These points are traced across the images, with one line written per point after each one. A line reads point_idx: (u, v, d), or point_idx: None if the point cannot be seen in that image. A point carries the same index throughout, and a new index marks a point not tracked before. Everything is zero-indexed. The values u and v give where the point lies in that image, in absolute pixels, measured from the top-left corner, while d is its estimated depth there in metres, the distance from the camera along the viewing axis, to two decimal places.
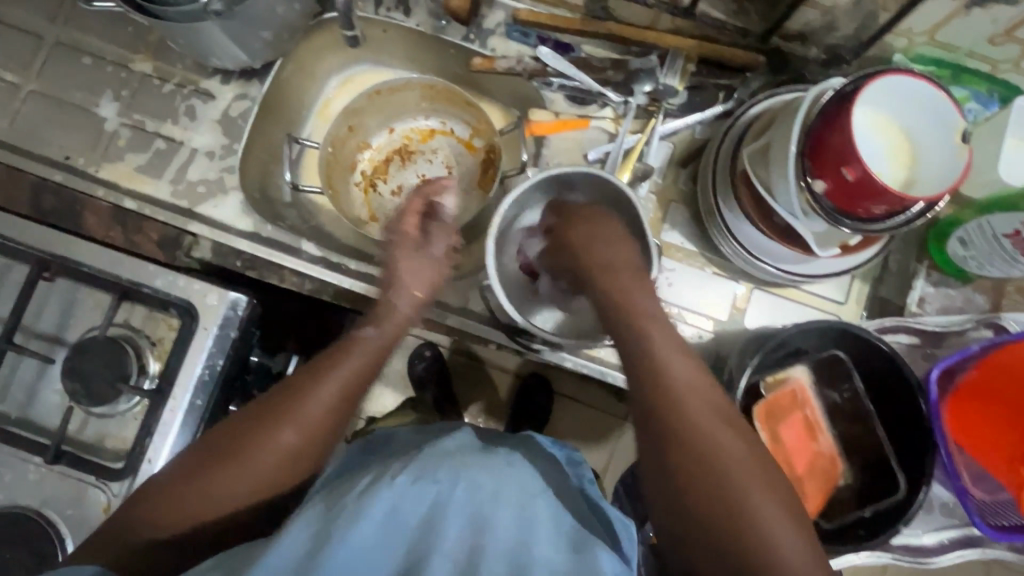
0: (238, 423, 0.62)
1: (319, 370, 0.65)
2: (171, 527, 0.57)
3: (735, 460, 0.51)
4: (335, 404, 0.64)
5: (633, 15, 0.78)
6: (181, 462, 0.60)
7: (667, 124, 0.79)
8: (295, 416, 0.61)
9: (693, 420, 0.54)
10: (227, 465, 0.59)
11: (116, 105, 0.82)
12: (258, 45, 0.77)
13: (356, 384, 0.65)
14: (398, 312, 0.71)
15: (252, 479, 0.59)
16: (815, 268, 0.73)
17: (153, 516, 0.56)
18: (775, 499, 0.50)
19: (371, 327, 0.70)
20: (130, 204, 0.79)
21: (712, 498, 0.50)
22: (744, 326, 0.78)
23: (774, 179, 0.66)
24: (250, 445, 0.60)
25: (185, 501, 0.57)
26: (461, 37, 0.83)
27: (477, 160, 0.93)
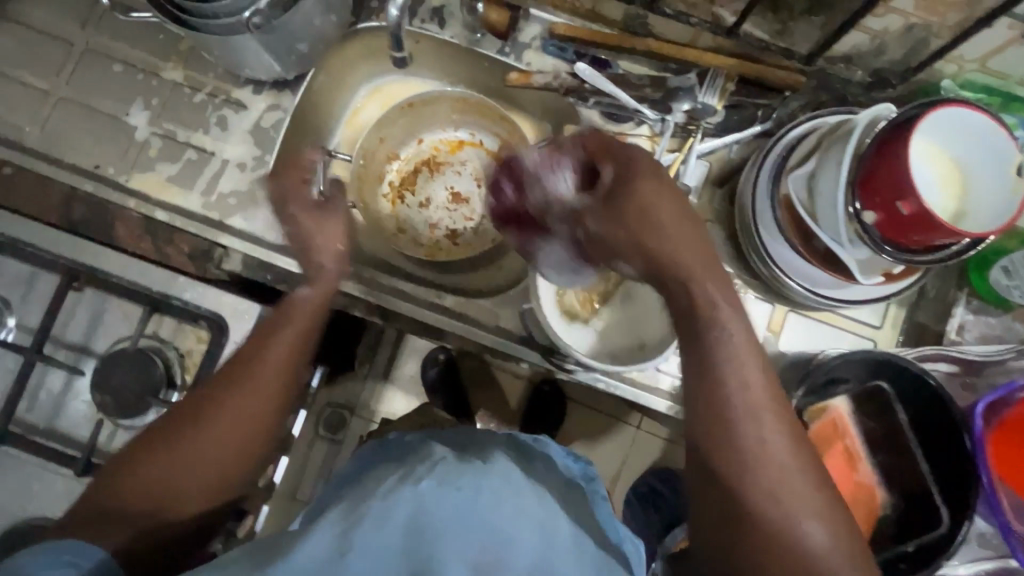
0: (197, 393, 0.65)
1: (263, 335, 0.67)
2: (150, 493, 0.61)
3: (734, 447, 0.54)
4: (283, 366, 0.67)
5: (672, 32, 0.77)
6: (145, 435, 0.63)
7: (706, 143, 0.78)
8: (248, 382, 0.65)
9: (701, 412, 0.57)
10: (192, 432, 0.63)
11: (147, 114, 0.82)
12: (295, 57, 0.77)
13: (303, 343, 0.69)
14: (325, 271, 0.71)
15: (219, 440, 0.63)
16: (854, 292, 0.72)
17: (132, 486, 0.61)
18: (750, 477, 0.53)
19: (308, 287, 0.71)
20: (161, 215, 0.78)
21: (716, 484, 0.55)
22: (778, 349, 0.77)
23: (819, 205, 0.65)
24: (212, 411, 0.64)
25: (161, 470, 0.61)
26: (497, 51, 0.82)
27: None
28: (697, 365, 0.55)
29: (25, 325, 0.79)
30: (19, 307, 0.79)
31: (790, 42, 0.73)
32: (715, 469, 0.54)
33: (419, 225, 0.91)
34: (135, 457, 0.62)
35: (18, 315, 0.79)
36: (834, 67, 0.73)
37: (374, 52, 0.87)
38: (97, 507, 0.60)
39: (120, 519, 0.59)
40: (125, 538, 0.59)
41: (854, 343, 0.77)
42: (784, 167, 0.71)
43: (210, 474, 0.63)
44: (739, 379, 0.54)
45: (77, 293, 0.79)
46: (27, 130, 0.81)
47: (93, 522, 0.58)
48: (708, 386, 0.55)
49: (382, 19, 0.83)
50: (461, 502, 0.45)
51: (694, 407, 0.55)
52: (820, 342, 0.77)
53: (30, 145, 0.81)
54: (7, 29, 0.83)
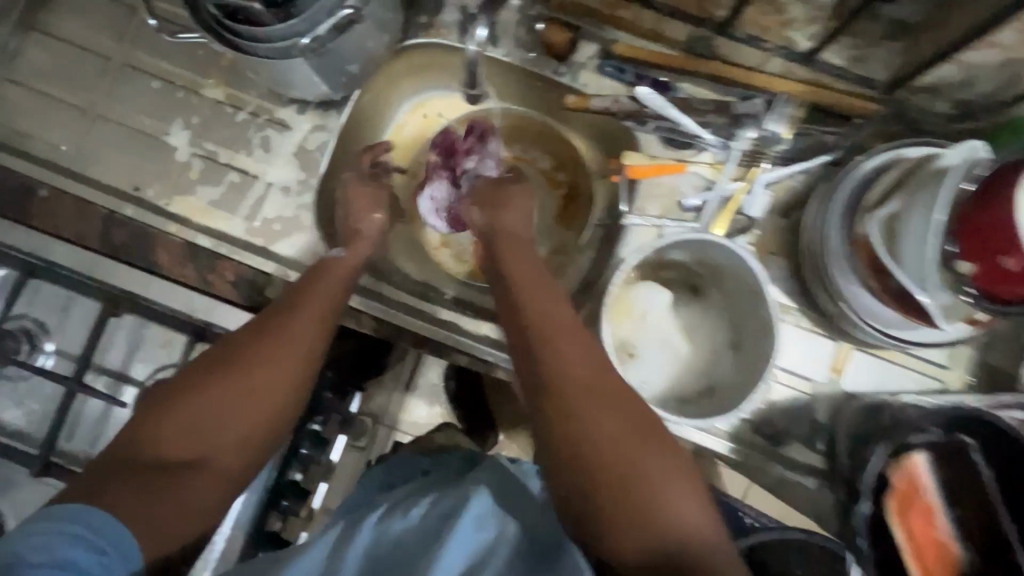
0: (225, 344, 0.60)
1: (297, 295, 0.64)
2: (173, 449, 0.53)
3: (569, 380, 0.50)
4: (317, 327, 0.63)
5: (741, 56, 0.75)
6: (165, 391, 0.56)
7: (772, 172, 0.75)
8: (282, 336, 0.60)
9: (558, 344, 0.52)
10: (224, 378, 0.57)
11: (187, 134, 0.78)
12: (344, 78, 0.74)
13: (338, 298, 0.66)
14: (365, 238, 0.72)
15: (250, 391, 0.57)
16: (930, 334, 0.68)
17: (154, 441, 0.53)
18: (605, 426, 0.48)
19: (342, 249, 0.71)
20: (205, 241, 0.76)
21: (575, 422, 0.49)
22: (844, 389, 0.74)
23: (903, 248, 0.62)
24: (248, 360, 0.58)
25: (185, 422, 0.54)
26: (551, 70, 0.78)
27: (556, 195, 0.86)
28: (549, 343, 0.52)
29: (63, 350, 0.74)
30: (56, 332, 0.74)
31: (866, 70, 0.72)
32: (584, 461, 0.47)
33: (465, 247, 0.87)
34: (157, 410, 0.55)
35: (56, 339, 0.74)
36: (916, 98, 0.71)
37: (419, 67, 0.83)
38: (110, 468, 0.51)
39: (137, 477, 0.50)
40: (143, 503, 0.49)
41: (919, 383, 0.74)
42: (859, 203, 0.68)
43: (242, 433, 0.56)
44: (582, 356, 0.52)
45: (117, 319, 0.75)
46: (63, 148, 0.78)
47: (105, 488, 0.49)
48: (560, 365, 0.51)
49: (432, 36, 0.80)
50: (436, 527, 0.51)
51: (546, 397, 0.50)
52: (887, 382, 0.74)
53: (67, 165, 0.78)
54: (41, 42, 0.80)
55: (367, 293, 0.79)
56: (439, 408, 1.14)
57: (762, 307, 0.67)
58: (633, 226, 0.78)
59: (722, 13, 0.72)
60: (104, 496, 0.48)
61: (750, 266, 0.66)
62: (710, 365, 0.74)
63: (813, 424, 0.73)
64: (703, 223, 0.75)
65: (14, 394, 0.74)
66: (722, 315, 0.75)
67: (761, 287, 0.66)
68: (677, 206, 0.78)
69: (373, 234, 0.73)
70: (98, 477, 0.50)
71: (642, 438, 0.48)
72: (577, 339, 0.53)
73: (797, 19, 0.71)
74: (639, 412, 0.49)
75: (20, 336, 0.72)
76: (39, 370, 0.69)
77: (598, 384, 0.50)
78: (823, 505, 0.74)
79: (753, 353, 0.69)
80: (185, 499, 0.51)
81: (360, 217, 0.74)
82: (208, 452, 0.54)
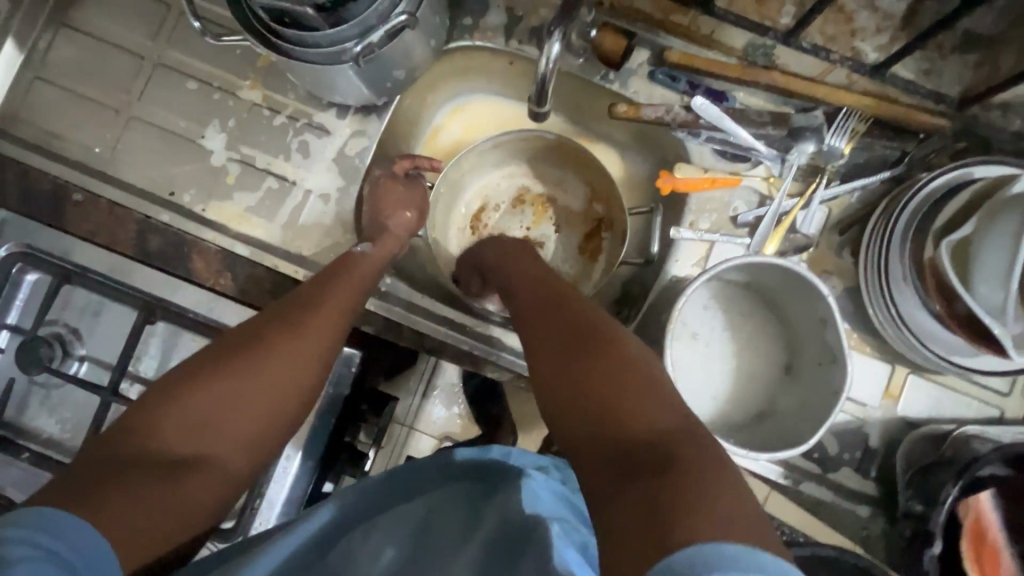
0: (238, 336, 0.58)
1: (314, 287, 0.64)
2: (180, 444, 0.50)
3: (550, 341, 0.55)
4: (337, 321, 0.62)
5: (800, 65, 0.71)
6: (172, 377, 0.54)
7: (830, 189, 0.72)
8: (299, 329, 0.60)
9: (537, 307, 0.60)
10: (235, 373, 0.55)
11: (223, 138, 0.76)
12: (388, 84, 0.71)
13: (356, 298, 0.65)
14: (388, 231, 0.73)
15: (264, 385, 0.56)
16: (998, 361, 0.64)
17: (159, 435, 0.50)
18: (581, 357, 0.52)
19: (368, 244, 0.70)
20: (242, 249, 0.74)
21: (560, 369, 0.52)
22: (898, 414, 0.72)
23: (976, 275, 0.60)
24: (266, 348, 0.57)
25: (195, 415, 0.52)
26: (600, 77, 0.75)
27: (584, 225, 0.87)
28: (541, 333, 0.57)
29: (97, 359, 0.72)
30: (89, 339, 0.72)
31: (937, 83, 0.69)
32: (576, 428, 0.48)
33: None
34: (164, 401, 0.52)
35: (89, 345, 0.72)
36: (988, 115, 0.68)
37: (460, 70, 0.81)
38: (107, 465, 0.46)
39: (142, 477, 0.46)
40: (149, 506, 0.45)
41: (978, 410, 0.71)
42: (927, 225, 0.65)
43: (251, 422, 0.55)
44: (562, 327, 0.56)
45: (151, 326, 0.71)
46: (96, 150, 0.76)
47: (103, 490, 0.44)
48: (551, 351, 0.54)
49: (477, 39, 0.76)
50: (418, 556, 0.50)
51: (543, 380, 0.53)
52: (945, 409, 0.72)
53: (101, 167, 0.76)
54: (73, 40, 0.77)
55: (407, 305, 0.77)
56: (458, 410, 0.93)
57: (828, 332, 0.64)
58: (684, 241, 0.74)
59: (786, 20, 0.69)
60: (102, 500, 0.43)
61: (819, 290, 0.62)
62: (767, 389, 0.72)
63: (866, 448, 0.71)
64: (754, 242, 0.72)
65: (46, 404, 0.71)
66: (781, 334, 0.73)
67: (831, 316, 0.63)
68: (729, 223, 0.75)
69: (402, 231, 0.75)
70: (89, 478, 0.45)
71: (641, 395, 0.47)
72: (572, 323, 0.56)
73: (867, 29, 0.68)
74: (621, 356, 0.51)
75: (54, 343, 0.70)
76: (73, 379, 0.67)
77: (587, 345, 0.53)
78: (873, 534, 0.71)
79: (815, 381, 0.66)
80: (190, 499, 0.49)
81: (391, 214, 0.74)
82: (213, 448, 0.52)
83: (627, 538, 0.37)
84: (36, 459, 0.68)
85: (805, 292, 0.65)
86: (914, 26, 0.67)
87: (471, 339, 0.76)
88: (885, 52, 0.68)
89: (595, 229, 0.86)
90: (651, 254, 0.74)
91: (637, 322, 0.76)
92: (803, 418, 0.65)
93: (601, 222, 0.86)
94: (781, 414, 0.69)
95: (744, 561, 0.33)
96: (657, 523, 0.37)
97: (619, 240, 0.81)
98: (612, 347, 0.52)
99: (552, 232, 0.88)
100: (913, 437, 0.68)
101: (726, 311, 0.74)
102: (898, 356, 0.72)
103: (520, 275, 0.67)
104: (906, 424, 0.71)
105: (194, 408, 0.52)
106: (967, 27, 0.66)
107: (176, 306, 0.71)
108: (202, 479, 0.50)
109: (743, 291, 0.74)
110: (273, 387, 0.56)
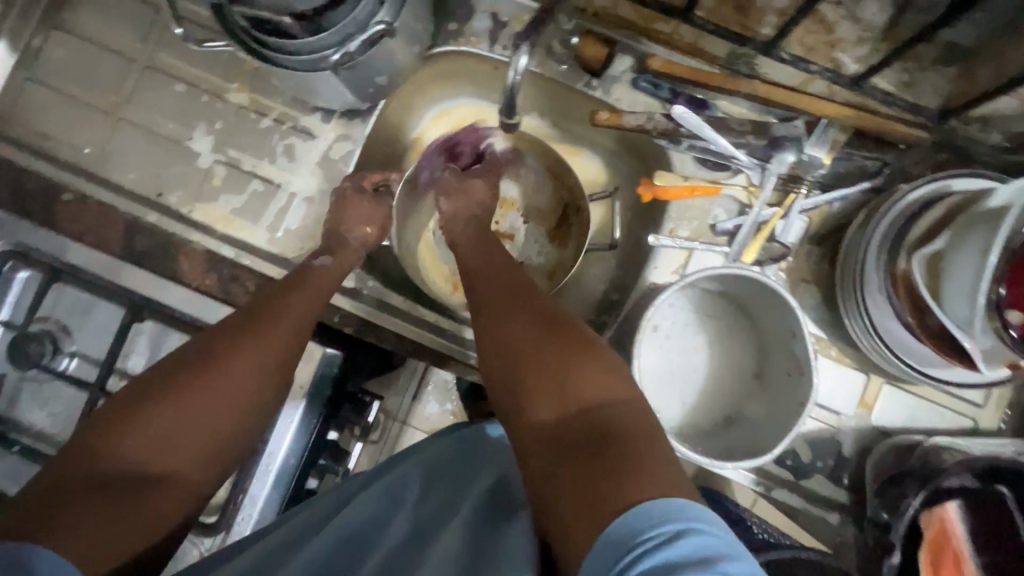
0: (194, 348, 0.60)
1: (274, 294, 0.66)
2: (144, 459, 0.52)
3: (496, 322, 0.59)
4: (299, 325, 0.64)
5: (782, 75, 0.71)
6: (131, 391, 0.55)
7: (810, 199, 0.72)
8: (259, 336, 0.61)
9: (483, 288, 0.64)
10: (195, 382, 0.56)
11: (211, 140, 0.77)
12: (371, 90, 0.72)
13: (318, 304, 0.67)
14: (348, 246, 0.74)
15: (224, 394, 0.57)
16: (967, 374, 0.65)
17: (120, 452, 0.52)
18: (526, 337, 0.56)
19: (328, 257, 0.72)
20: (228, 250, 0.76)
21: (508, 350, 0.56)
22: (872, 424, 0.72)
23: (947, 288, 0.60)
24: (226, 357, 0.59)
25: (159, 430, 0.54)
26: (582, 83, 0.75)
27: (553, 207, 0.88)
28: (494, 316, 0.60)
29: (86, 355, 0.73)
30: (78, 335, 0.73)
31: (917, 96, 0.69)
32: (520, 409, 0.53)
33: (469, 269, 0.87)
34: (122, 419, 0.53)
35: (78, 342, 0.73)
36: (966, 128, 0.68)
37: (444, 74, 0.81)
38: (68, 488, 0.48)
39: (105, 497, 0.49)
40: (118, 521, 0.48)
41: (952, 420, 0.72)
42: (903, 237, 0.65)
43: (215, 428, 0.57)
44: (514, 309, 0.59)
45: (138, 325, 0.72)
46: (86, 150, 0.78)
47: (69, 513, 0.46)
48: (511, 342, 0.57)
49: (461, 44, 0.76)
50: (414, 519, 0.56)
51: (496, 361, 0.57)
52: (919, 419, 0.72)
53: (92, 168, 0.77)
54: (65, 40, 0.79)
55: (390, 308, 0.78)
56: (451, 406, 0.95)
57: (797, 343, 0.65)
58: (662, 248, 0.75)
59: (767, 31, 0.69)
60: (68, 522, 0.46)
61: (788, 302, 0.63)
62: (737, 395, 0.73)
63: (840, 456, 0.72)
64: (733, 250, 0.73)
65: (36, 398, 0.72)
66: (752, 340, 0.74)
67: (800, 326, 0.64)
68: (709, 231, 0.76)
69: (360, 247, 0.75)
70: (57, 499, 0.47)
71: (598, 387, 0.51)
72: (532, 316, 0.58)
73: (847, 40, 0.68)
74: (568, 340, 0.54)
75: (44, 339, 0.71)
76: (61, 376, 0.69)
77: (533, 328, 0.57)
78: (847, 541, 0.72)
79: (785, 391, 0.67)
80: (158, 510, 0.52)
81: (352, 227, 0.74)
82: (177, 459, 0.54)
83: (579, 518, 0.43)
84: (26, 452, 0.70)
85: (775, 302, 0.66)
86: (895, 37, 0.67)
87: (448, 340, 0.78)
88: (865, 63, 0.68)
89: (564, 216, 0.87)
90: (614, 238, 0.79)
91: (616, 327, 0.78)
92: (769, 428, 0.66)
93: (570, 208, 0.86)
94: (750, 420, 0.70)
95: (685, 516, 0.38)
96: (601, 503, 0.42)
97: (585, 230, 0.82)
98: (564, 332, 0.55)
99: (521, 220, 0.89)
100: (884, 447, 0.69)
101: (704, 318, 0.75)
102: (874, 367, 0.73)
103: (481, 256, 0.70)
104: (880, 434, 0.72)
105: (154, 421, 0.54)
106: (950, 39, 0.67)
107: (163, 305, 0.72)
108: (167, 490, 0.53)
109: (720, 299, 0.75)
110: (235, 393, 0.58)
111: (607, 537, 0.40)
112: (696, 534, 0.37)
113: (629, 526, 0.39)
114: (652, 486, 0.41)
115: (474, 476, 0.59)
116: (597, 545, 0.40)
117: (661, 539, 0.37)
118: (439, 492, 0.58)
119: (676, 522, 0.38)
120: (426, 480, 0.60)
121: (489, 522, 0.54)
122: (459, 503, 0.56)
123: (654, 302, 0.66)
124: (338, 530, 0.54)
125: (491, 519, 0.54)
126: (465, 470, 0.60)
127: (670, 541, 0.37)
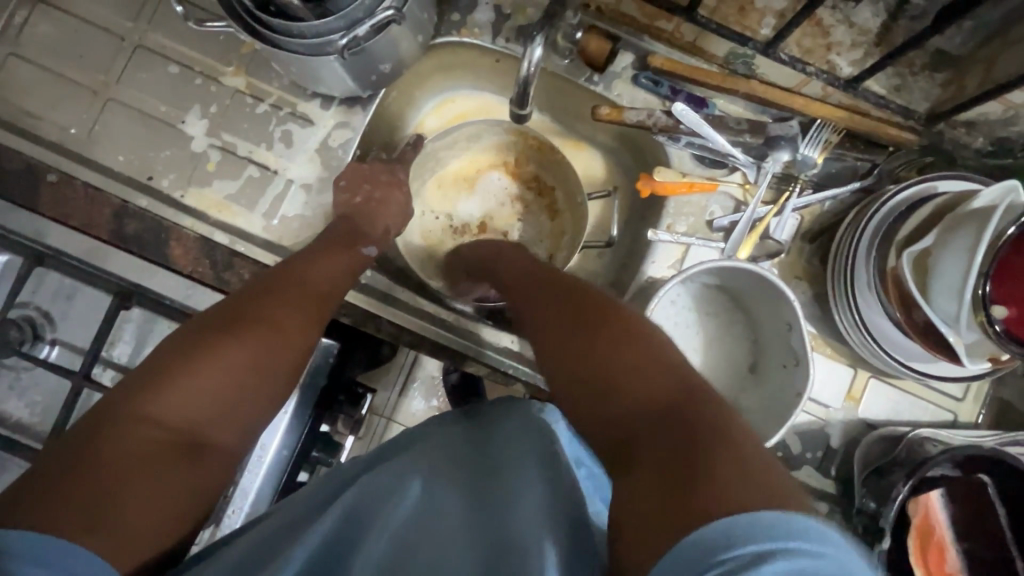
0: (226, 310, 0.57)
1: (305, 261, 0.65)
2: (178, 423, 0.49)
3: (545, 320, 0.61)
4: (329, 295, 0.64)
5: (778, 75, 0.73)
6: (163, 352, 0.52)
7: (803, 198, 0.74)
8: (296, 305, 0.60)
9: (528, 291, 0.66)
10: (230, 344, 0.54)
11: (204, 124, 0.75)
12: (374, 77, 0.71)
13: (344, 279, 0.67)
14: (342, 220, 0.72)
15: (267, 366, 0.55)
16: (951, 367, 0.69)
17: (153, 414, 0.48)
18: (573, 331, 0.57)
19: (372, 247, 0.73)
20: (222, 237, 0.74)
21: (563, 340, 0.57)
22: (858, 416, 0.75)
23: (933, 283, 0.62)
24: (265, 320, 0.57)
25: (199, 397, 0.50)
26: (585, 78, 0.76)
27: (546, 192, 0.91)
28: (547, 317, 0.61)
29: (69, 343, 0.68)
30: (61, 323, 0.69)
31: (908, 100, 0.71)
32: (586, 398, 0.52)
33: (459, 254, 0.90)
34: (161, 380, 0.50)
35: (61, 330, 0.68)
36: (953, 133, 0.71)
37: (447, 65, 0.82)
38: (102, 458, 0.44)
39: (140, 468, 0.45)
40: (156, 497, 0.45)
41: (934, 413, 0.75)
42: (891, 236, 0.67)
43: (253, 394, 0.54)
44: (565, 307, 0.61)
45: (125, 313, 0.69)
46: (72, 131, 0.75)
47: (102, 490, 0.43)
48: (564, 342, 0.57)
49: (464, 36, 0.76)
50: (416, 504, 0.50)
51: (552, 355, 0.57)
52: (903, 412, 0.75)
53: (77, 149, 0.75)
54: (51, 17, 0.76)
55: (387, 298, 0.77)
56: (437, 402, 0.96)
57: (793, 336, 0.67)
58: (660, 243, 0.76)
59: (766, 31, 0.69)
60: (107, 502, 0.42)
61: (786, 295, 0.66)
62: (731, 388, 0.75)
63: (827, 448, 0.74)
64: (728, 247, 0.75)
65: (13, 387, 0.69)
66: (746, 333, 0.76)
67: (796, 317, 0.65)
68: (705, 226, 0.77)
69: (347, 223, 0.72)
70: (86, 464, 0.43)
71: (642, 378, 0.49)
72: (586, 314, 0.58)
73: (842, 43, 0.69)
74: (622, 333, 0.55)
75: (24, 325, 0.67)
76: (41, 363, 0.65)
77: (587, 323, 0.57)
78: None
79: (781, 382, 0.69)
80: (196, 483, 0.48)
81: (338, 201, 0.73)
82: (217, 429, 0.51)
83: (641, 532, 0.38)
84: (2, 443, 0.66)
85: (771, 292, 0.67)
86: (888, 42, 0.68)
87: (450, 332, 0.77)
88: (858, 67, 0.69)
89: (551, 206, 0.91)
90: (613, 237, 0.80)
91: None
92: (767, 417, 0.68)
93: (557, 197, 0.90)
94: (744, 411, 0.72)
95: (777, 534, 0.33)
96: (667, 510, 0.38)
97: (580, 222, 0.85)
98: (614, 325, 0.56)
99: (515, 218, 0.91)
100: (869, 439, 0.72)
101: (699, 313, 0.77)
102: (861, 361, 0.76)
103: (526, 268, 0.71)
104: (865, 426, 0.74)
105: (189, 382, 0.50)
106: (937, 46, 0.68)
107: (154, 292, 0.70)
108: (203, 462, 0.49)
109: (715, 293, 0.76)
110: (273, 356, 0.56)
111: (677, 553, 0.35)
112: (796, 553, 0.32)
113: (700, 553, 0.34)
114: (730, 488, 0.37)
115: (488, 457, 0.52)
116: (677, 548, 0.35)
117: (748, 561, 0.32)
118: (445, 471, 0.52)
119: (761, 543, 0.33)
120: (437, 458, 0.54)
121: (503, 495, 0.47)
122: (470, 480, 0.50)
123: (673, 278, 0.66)
124: (332, 526, 0.49)
125: (504, 490, 0.48)
126: (479, 453, 0.53)
127: (754, 564, 0.32)
